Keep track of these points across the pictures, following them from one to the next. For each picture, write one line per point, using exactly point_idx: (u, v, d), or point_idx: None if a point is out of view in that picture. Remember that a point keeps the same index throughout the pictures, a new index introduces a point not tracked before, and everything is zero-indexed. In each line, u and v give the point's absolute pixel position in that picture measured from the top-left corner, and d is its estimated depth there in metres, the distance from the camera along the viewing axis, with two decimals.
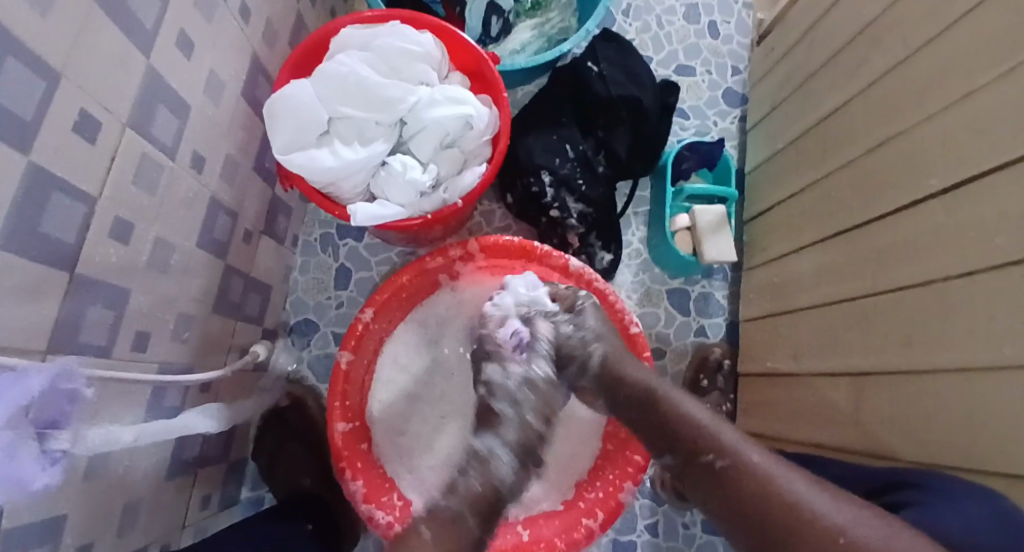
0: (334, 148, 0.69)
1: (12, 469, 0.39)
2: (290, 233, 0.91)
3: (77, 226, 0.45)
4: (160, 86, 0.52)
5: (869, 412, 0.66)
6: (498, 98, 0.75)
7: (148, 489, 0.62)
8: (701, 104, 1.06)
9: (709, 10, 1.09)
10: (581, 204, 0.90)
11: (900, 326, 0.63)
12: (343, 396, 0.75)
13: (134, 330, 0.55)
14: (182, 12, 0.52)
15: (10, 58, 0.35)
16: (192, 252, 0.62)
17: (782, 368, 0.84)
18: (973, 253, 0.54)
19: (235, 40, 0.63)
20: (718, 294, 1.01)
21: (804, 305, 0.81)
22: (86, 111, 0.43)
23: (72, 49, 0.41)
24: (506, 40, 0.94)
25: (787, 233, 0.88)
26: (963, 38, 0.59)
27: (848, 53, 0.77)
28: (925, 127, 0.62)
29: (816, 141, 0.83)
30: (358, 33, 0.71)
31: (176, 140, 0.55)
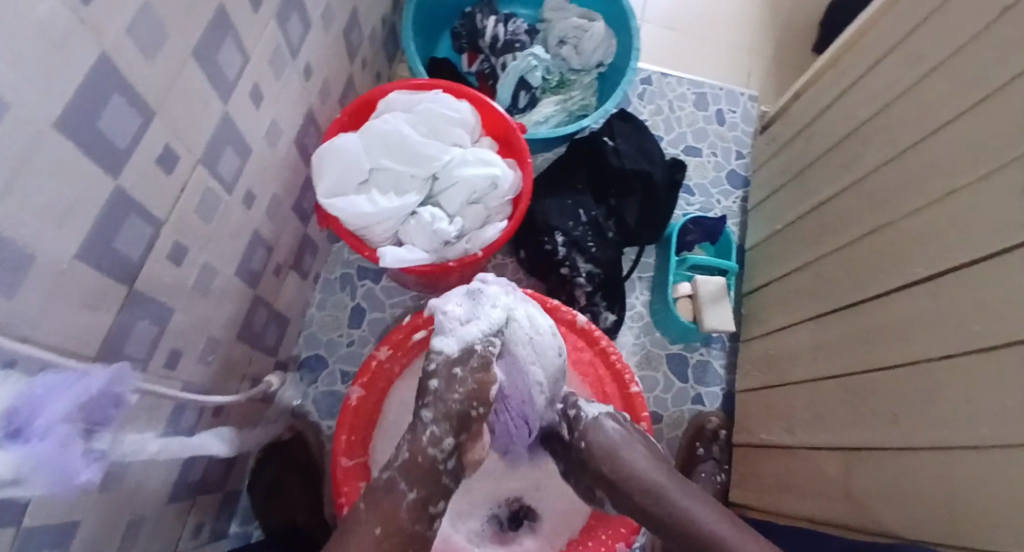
0: (372, 196, 0.74)
1: (64, 458, 0.41)
2: (313, 271, 0.95)
3: (143, 244, 0.49)
4: (231, 130, 0.57)
5: (860, 486, 0.68)
6: (523, 163, 0.82)
7: (152, 507, 0.62)
8: (706, 182, 1.14)
9: (716, 100, 1.20)
10: (591, 265, 0.95)
11: (886, 402, 0.66)
12: (349, 431, 0.78)
13: (169, 348, 0.58)
14: (258, 68, 0.59)
15: (116, 95, 0.41)
16: (230, 280, 0.66)
17: (776, 441, 0.87)
18: (955, 336, 0.58)
19: (296, 95, 0.70)
20: (716, 362, 1.05)
21: (799, 378, 0.84)
22: (169, 146, 0.49)
23: (167, 94, 0.46)
24: (532, 112, 1.02)
25: (784, 308, 0.93)
26: (947, 146, 0.66)
27: (844, 148, 0.85)
28: (912, 220, 0.68)
29: (813, 225, 0.89)
30: (403, 97, 0.78)
31: (235, 176, 0.61)
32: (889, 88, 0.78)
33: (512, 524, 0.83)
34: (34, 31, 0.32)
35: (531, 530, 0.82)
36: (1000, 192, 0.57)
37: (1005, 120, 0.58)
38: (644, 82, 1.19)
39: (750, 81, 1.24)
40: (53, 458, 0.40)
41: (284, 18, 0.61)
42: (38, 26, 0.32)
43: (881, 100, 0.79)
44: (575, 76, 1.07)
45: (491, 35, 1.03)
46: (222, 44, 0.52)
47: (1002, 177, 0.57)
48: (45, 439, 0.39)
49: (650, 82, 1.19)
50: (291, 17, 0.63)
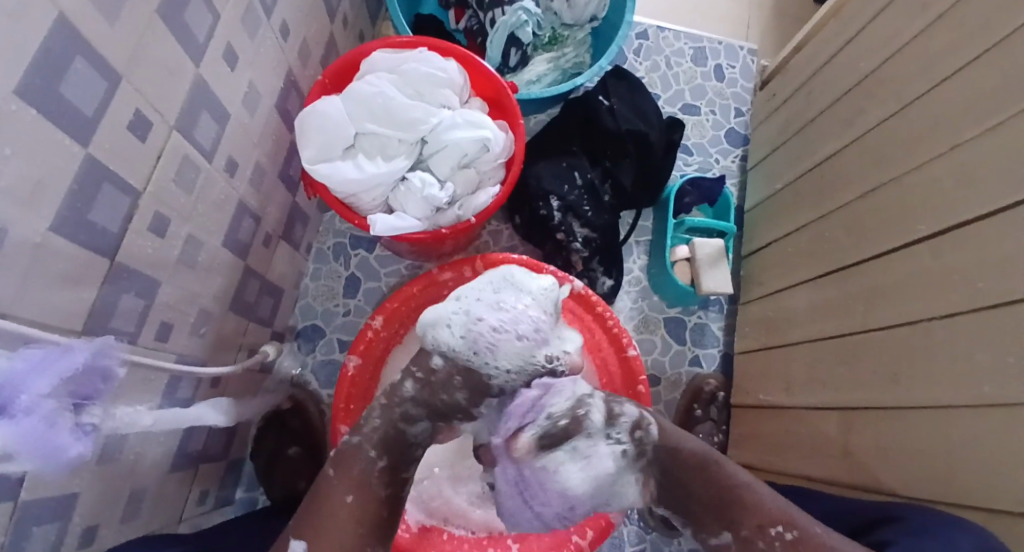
0: (358, 162, 0.73)
1: (52, 435, 0.42)
2: (305, 241, 0.94)
3: (120, 217, 0.48)
4: (205, 95, 0.55)
5: (859, 446, 0.68)
6: (514, 125, 0.80)
7: (153, 478, 0.63)
8: (705, 142, 1.11)
9: (715, 54, 1.16)
10: (586, 229, 0.94)
11: (886, 362, 0.65)
12: (347, 399, 0.79)
13: (158, 321, 0.57)
14: (231, 29, 0.57)
15: (78, 59, 0.39)
16: (217, 251, 0.65)
17: (774, 402, 0.87)
18: (957, 293, 0.57)
19: (274, 56, 0.67)
20: (714, 325, 1.04)
21: (796, 339, 0.84)
22: (140, 112, 0.47)
23: (133, 57, 0.44)
24: (523, 71, 0.99)
25: (783, 269, 0.91)
26: (952, 95, 0.63)
27: (846, 102, 0.82)
28: (914, 175, 0.66)
29: (813, 183, 0.87)
30: (387, 58, 0.75)
31: (214, 145, 0.59)
32: (893, 37, 0.75)
33: None
34: None
35: None
36: (1008, 144, 0.54)
37: (1014, 68, 0.56)
38: (641, 38, 1.14)
39: (749, 33, 1.20)
40: (40, 434, 0.41)
41: None
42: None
43: (886, 49, 0.76)
44: (568, 31, 1.03)
45: None
46: (189, 2, 0.49)
47: (1009, 130, 0.55)
48: (30, 415, 0.40)
49: (647, 38, 1.15)
50: None
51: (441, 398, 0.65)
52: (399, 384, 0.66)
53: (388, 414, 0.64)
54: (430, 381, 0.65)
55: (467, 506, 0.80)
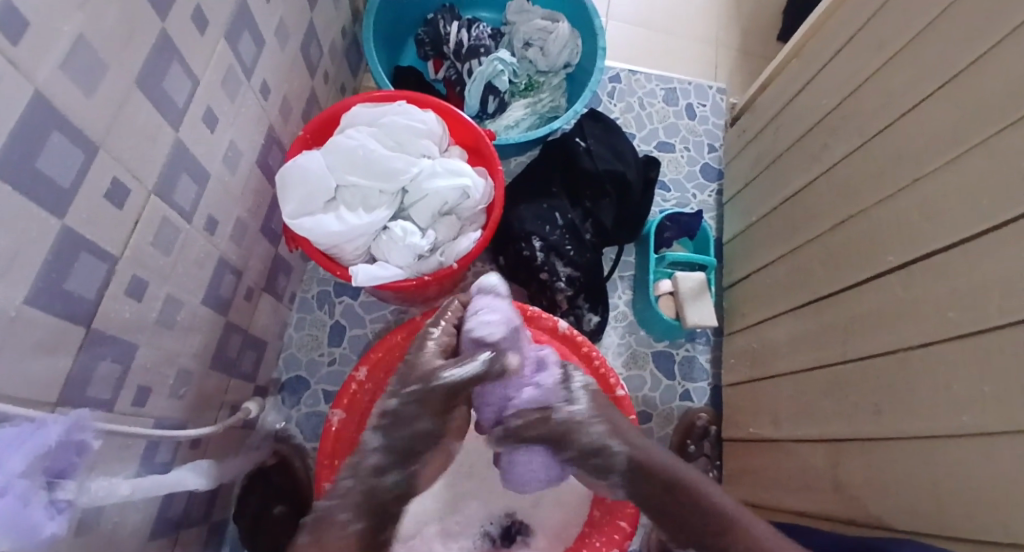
0: (339, 214, 0.73)
1: (26, 514, 0.40)
2: (288, 291, 0.94)
3: (97, 284, 0.47)
4: (185, 157, 0.56)
5: (849, 477, 0.67)
6: (493, 171, 0.81)
7: (131, 548, 0.61)
8: (681, 178, 1.14)
9: (686, 94, 1.19)
10: (569, 268, 0.94)
11: (870, 391, 0.66)
12: (332, 454, 0.77)
13: (136, 385, 0.56)
14: (211, 92, 0.58)
15: (55, 132, 0.39)
16: (197, 309, 0.65)
17: (764, 434, 0.86)
18: (932, 323, 0.59)
19: (254, 114, 0.68)
20: (701, 357, 1.05)
21: (781, 370, 0.84)
22: (118, 179, 0.47)
23: (111, 126, 0.45)
24: (502, 117, 1.02)
25: (763, 299, 0.93)
26: (912, 130, 0.66)
27: (813, 138, 0.85)
28: (882, 207, 0.68)
29: (787, 215, 0.89)
30: (366, 111, 0.77)
31: (193, 205, 0.59)
32: (852, 77, 0.78)
33: (504, 540, 0.82)
34: None
35: (524, 545, 0.81)
36: (969, 176, 0.56)
37: (968, 104, 0.58)
38: (614, 80, 1.18)
39: (717, 73, 1.24)
40: (14, 515, 0.39)
41: (235, 39, 0.60)
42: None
43: (846, 87, 0.79)
44: (543, 77, 1.06)
45: (455, 41, 1.02)
46: (168, 70, 0.50)
47: (968, 163, 0.57)
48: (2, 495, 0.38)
49: (619, 80, 1.18)
50: (243, 37, 0.61)
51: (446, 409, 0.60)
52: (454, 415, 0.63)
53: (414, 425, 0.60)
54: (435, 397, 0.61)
55: None
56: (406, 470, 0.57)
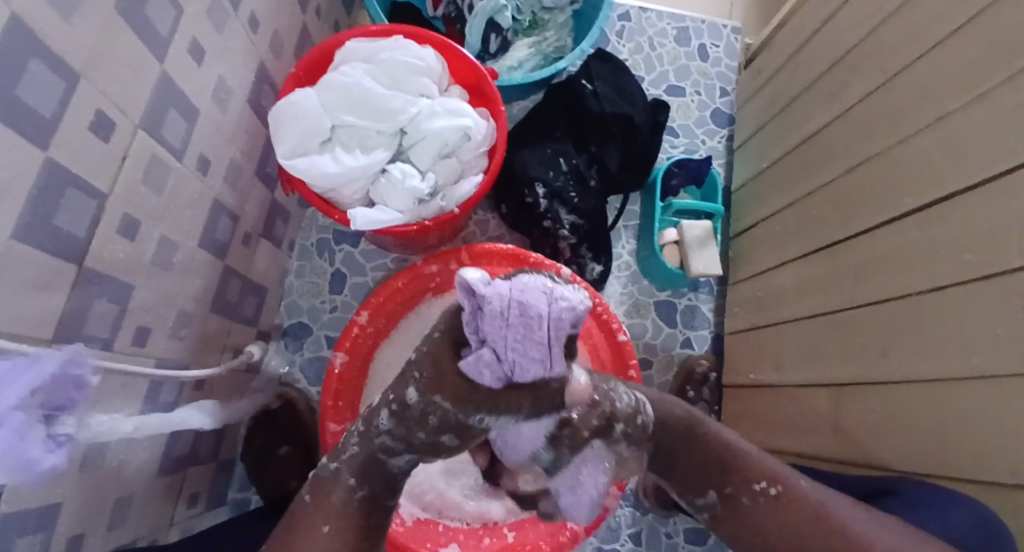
0: (336, 155, 0.71)
1: (23, 447, 0.40)
2: (287, 238, 0.93)
3: (88, 221, 0.46)
4: (172, 91, 0.54)
5: (850, 422, 0.68)
6: (496, 112, 0.79)
7: (140, 483, 0.62)
8: (690, 123, 1.10)
9: (698, 34, 1.14)
10: (573, 216, 0.92)
11: (876, 338, 0.65)
12: (335, 396, 0.78)
13: (135, 325, 0.56)
14: (197, 23, 0.55)
15: (34, 59, 0.37)
16: (194, 252, 0.64)
17: (765, 380, 0.87)
18: (945, 269, 0.57)
19: (244, 49, 0.65)
20: (704, 307, 1.04)
21: (787, 317, 0.83)
22: (102, 111, 0.45)
23: (92, 55, 0.43)
24: (505, 57, 0.97)
25: (771, 248, 0.91)
26: (938, 68, 0.62)
27: (831, 78, 0.81)
28: (900, 150, 0.66)
29: (800, 161, 0.86)
30: (361, 47, 0.73)
31: (184, 143, 0.57)
32: (876, 11, 0.74)
33: None
34: None
35: None
36: (994, 114, 0.54)
37: (996, 37, 0.55)
38: (623, 19, 1.13)
39: (733, 11, 1.18)
40: (12, 447, 0.39)
41: None
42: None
43: (869, 22, 0.74)
44: (548, 14, 1.01)
45: None
46: None
47: (995, 100, 0.54)
48: None
49: (629, 19, 1.13)
50: None
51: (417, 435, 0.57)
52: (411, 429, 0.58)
53: (365, 442, 0.60)
54: (402, 416, 0.57)
55: (461, 498, 0.80)
56: (348, 477, 0.60)
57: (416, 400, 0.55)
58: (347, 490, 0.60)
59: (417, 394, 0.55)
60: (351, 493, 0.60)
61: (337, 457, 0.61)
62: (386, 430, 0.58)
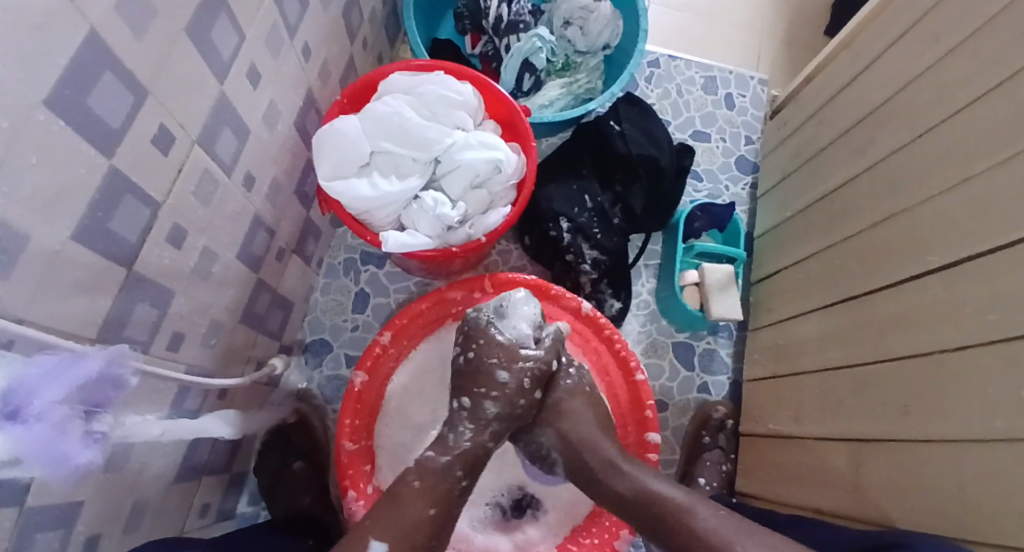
0: (373, 180, 0.74)
1: (61, 442, 0.42)
2: (316, 256, 0.95)
3: (139, 227, 0.49)
4: (228, 112, 0.57)
5: (868, 481, 0.67)
6: (526, 147, 0.81)
7: (156, 488, 0.63)
8: (715, 168, 1.12)
9: (726, 83, 1.17)
10: (595, 251, 0.94)
11: (899, 395, 0.65)
12: (353, 415, 0.78)
13: (170, 331, 0.58)
14: (256, 50, 0.59)
15: (106, 72, 0.40)
16: (231, 264, 0.66)
17: (782, 431, 0.86)
18: (969, 329, 0.57)
19: (295, 77, 0.69)
20: (723, 351, 1.04)
21: (807, 368, 0.83)
22: (164, 126, 0.48)
23: (160, 73, 0.46)
24: (536, 95, 1.01)
25: (792, 297, 0.91)
26: (963, 131, 0.63)
27: (858, 132, 0.83)
28: (926, 207, 0.67)
29: (824, 212, 0.87)
30: (404, 79, 0.77)
31: (234, 159, 0.60)
32: (903, 73, 0.76)
33: (515, 511, 0.83)
34: (19, 9, 0.31)
35: (534, 519, 0.83)
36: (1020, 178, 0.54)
37: None
38: (652, 65, 1.16)
39: (760, 63, 1.22)
40: (51, 440, 0.41)
41: None
42: (19, 3, 0.31)
43: (896, 81, 0.77)
44: (581, 58, 1.05)
45: (495, 15, 1.00)
46: (217, 22, 0.51)
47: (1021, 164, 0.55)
48: (41, 421, 0.40)
49: (658, 65, 1.16)
50: None
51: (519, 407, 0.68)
52: (479, 399, 0.67)
53: (479, 435, 0.66)
54: (506, 395, 0.68)
55: (469, 531, 0.81)
56: (457, 470, 0.62)
57: (510, 377, 0.68)
58: (452, 478, 0.62)
59: (507, 374, 0.68)
60: (456, 483, 0.62)
61: (448, 451, 0.64)
62: (496, 413, 0.67)
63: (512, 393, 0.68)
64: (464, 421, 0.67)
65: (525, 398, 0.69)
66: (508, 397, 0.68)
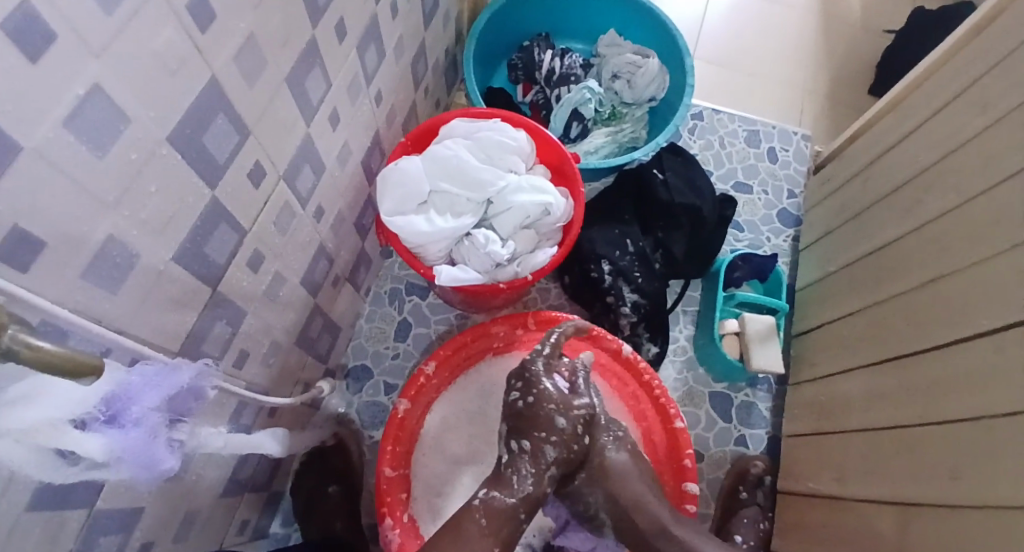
0: (430, 217, 0.78)
1: (155, 447, 0.43)
2: (366, 284, 0.99)
3: (227, 251, 0.53)
4: (310, 151, 0.62)
5: (915, 547, 0.65)
6: (575, 192, 0.84)
7: (207, 499, 0.66)
8: (756, 220, 1.14)
9: (768, 137, 1.20)
10: (636, 295, 0.96)
11: (947, 459, 0.64)
12: (395, 442, 0.80)
13: (239, 348, 0.62)
14: (338, 96, 0.64)
15: (219, 113, 0.45)
16: (295, 288, 0.71)
17: (824, 490, 0.84)
18: (1022, 393, 0.57)
19: (367, 119, 0.75)
20: (762, 405, 1.03)
21: (851, 426, 0.82)
22: (259, 162, 0.53)
23: (261, 115, 0.51)
24: (583, 142, 1.05)
25: (836, 353, 0.91)
26: (1013, 197, 0.64)
27: (904, 193, 0.84)
28: (977, 270, 0.67)
29: (869, 269, 0.88)
30: (464, 125, 0.82)
31: (309, 193, 0.65)
32: (951, 138, 0.77)
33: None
34: (155, 56, 0.36)
35: None
36: None
37: None
38: (696, 118, 1.20)
39: (802, 119, 1.24)
40: (146, 444, 0.42)
41: (363, 50, 0.66)
42: (155, 53, 0.36)
43: (945, 145, 0.78)
44: (627, 109, 1.09)
45: (548, 68, 1.08)
46: (311, 72, 0.56)
47: None
48: (138, 426, 0.42)
49: (702, 118, 1.20)
50: (369, 49, 0.68)
51: (574, 450, 0.71)
52: (538, 443, 0.69)
53: (540, 480, 0.68)
54: (563, 440, 0.70)
55: None
56: (522, 514, 0.67)
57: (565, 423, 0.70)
58: (514, 519, 0.66)
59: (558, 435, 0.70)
60: (521, 525, 0.67)
61: (512, 494, 0.67)
62: (554, 458, 0.69)
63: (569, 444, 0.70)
64: (525, 463, 0.68)
65: (576, 443, 0.71)
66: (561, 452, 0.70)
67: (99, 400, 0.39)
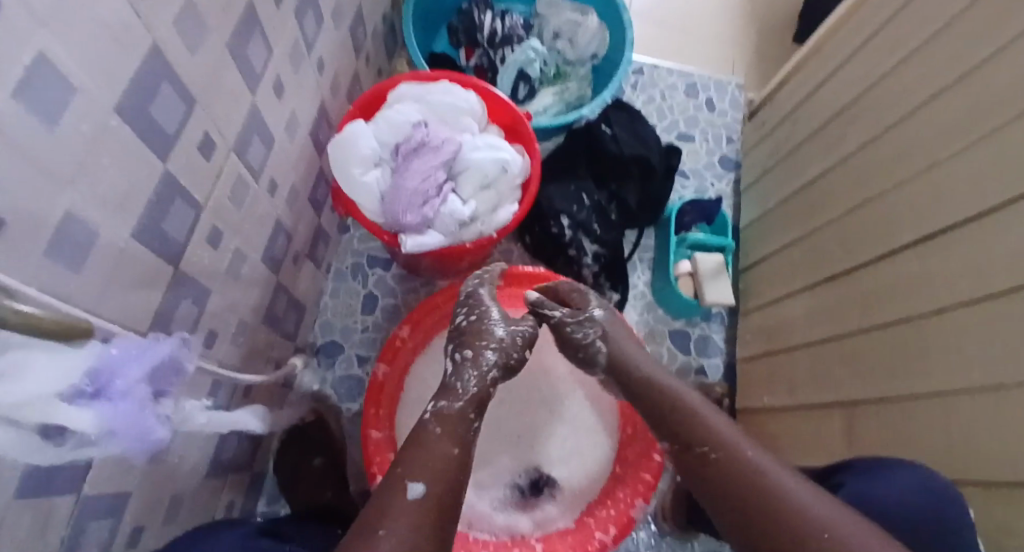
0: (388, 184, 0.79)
1: (144, 419, 0.44)
2: (326, 260, 0.99)
3: (186, 227, 0.52)
4: (257, 122, 0.61)
5: (862, 441, 0.72)
6: (530, 149, 0.86)
7: (191, 481, 0.66)
8: (700, 167, 1.19)
9: (705, 87, 1.24)
10: (596, 246, 0.99)
11: (883, 361, 0.71)
12: (377, 405, 0.82)
13: (207, 328, 0.61)
14: (281, 64, 0.63)
15: (165, 84, 0.44)
16: (256, 265, 0.70)
17: (776, 403, 0.92)
18: (949, 293, 0.63)
19: (311, 89, 0.73)
20: (716, 336, 1.09)
21: (796, 345, 0.89)
22: (208, 135, 0.52)
23: (206, 85, 0.50)
24: (531, 103, 1.07)
25: (778, 282, 0.98)
26: (930, 121, 0.70)
27: (830, 128, 0.90)
28: (898, 191, 0.73)
29: (804, 201, 0.94)
30: (412, 89, 0.82)
31: (261, 165, 0.64)
32: (870, 73, 0.83)
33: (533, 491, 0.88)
34: (96, 19, 0.35)
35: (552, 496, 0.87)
36: (998, 151, 0.60)
37: (998, 83, 0.61)
38: (636, 73, 1.23)
39: (735, 70, 1.30)
40: (135, 416, 0.43)
41: (302, 15, 0.65)
42: (99, 18, 0.35)
43: (866, 79, 0.83)
44: (570, 68, 1.12)
45: (489, 30, 1.06)
46: (252, 39, 0.55)
47: (999, 139, 0.60)
48: (125, 398, 0.42)
49: (642, 73, 1.23)
50: (307, 14, 0.66)
51: (513, 361, 0.71)
52: (480, 349, 0.68)
53: (482, 380, 0.65)
54: (502, 346, 0.69)
55: (490, 510, 0.85)
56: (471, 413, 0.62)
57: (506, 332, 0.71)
58: (465, 419, 0.61)
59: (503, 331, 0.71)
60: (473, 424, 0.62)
61: (459, 397, 0.63)
62: (495, 362, 0.68)
63: (507, 346, 0.70)
64: (467, 369, 0.66)
65: (517, 353, 0.71)
66: (505, 348, 0.70)
67: (86, 373, 0.39)
